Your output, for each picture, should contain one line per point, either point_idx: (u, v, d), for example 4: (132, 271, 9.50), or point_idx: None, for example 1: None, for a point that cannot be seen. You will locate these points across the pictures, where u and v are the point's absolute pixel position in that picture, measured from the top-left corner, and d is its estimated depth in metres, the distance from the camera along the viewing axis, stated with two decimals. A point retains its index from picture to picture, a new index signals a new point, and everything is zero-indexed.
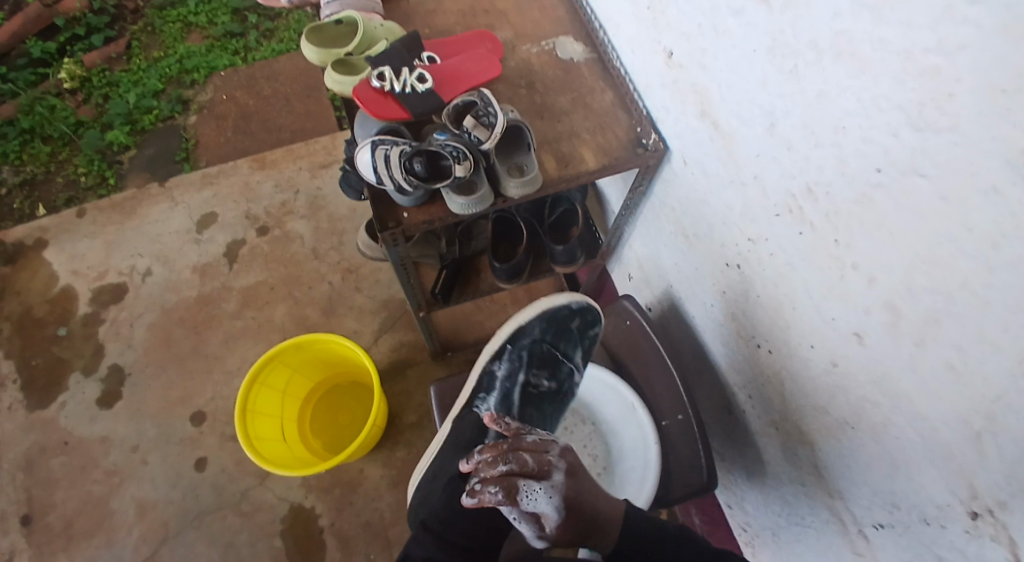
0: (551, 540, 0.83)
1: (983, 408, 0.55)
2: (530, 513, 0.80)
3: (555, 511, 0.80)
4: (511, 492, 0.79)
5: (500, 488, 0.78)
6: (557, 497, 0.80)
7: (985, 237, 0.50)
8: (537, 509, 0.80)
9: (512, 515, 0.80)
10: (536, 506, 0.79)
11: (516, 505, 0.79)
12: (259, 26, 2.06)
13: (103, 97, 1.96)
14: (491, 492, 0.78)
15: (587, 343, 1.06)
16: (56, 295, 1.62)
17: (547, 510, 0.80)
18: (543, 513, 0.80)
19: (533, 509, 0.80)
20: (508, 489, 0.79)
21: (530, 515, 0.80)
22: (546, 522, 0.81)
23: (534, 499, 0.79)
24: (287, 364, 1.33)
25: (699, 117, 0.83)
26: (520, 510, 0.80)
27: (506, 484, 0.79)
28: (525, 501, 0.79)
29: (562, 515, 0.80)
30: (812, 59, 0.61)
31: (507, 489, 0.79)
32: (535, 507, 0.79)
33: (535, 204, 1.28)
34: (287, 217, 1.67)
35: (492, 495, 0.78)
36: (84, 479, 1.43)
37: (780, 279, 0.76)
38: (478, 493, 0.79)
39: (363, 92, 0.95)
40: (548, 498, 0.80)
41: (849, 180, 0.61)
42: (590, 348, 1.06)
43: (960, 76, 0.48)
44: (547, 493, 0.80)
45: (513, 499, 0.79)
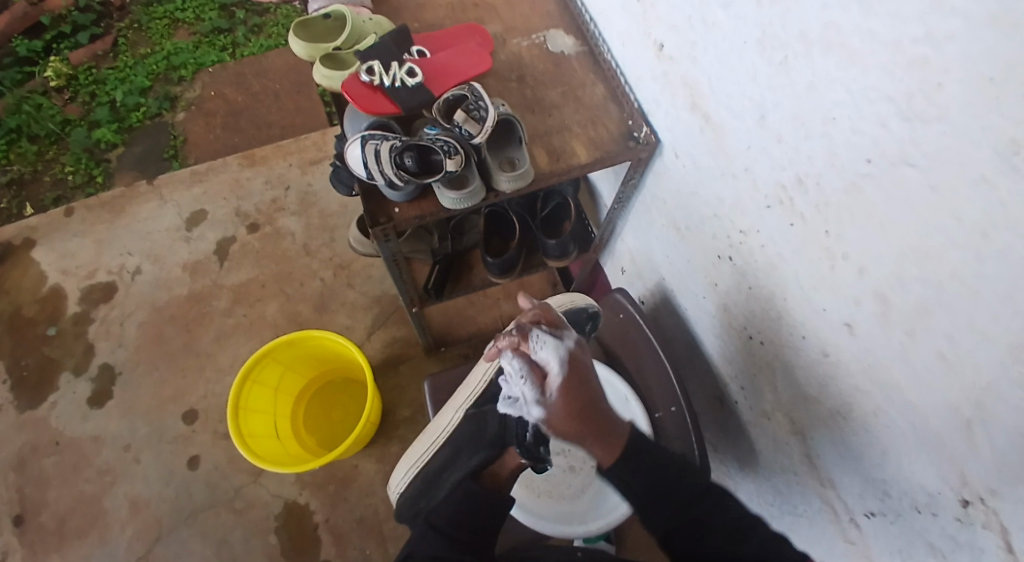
0: (548, 406, 0.76)
1: (974, 396, 0.55)
2: (535, 362, 0.77)
3: (560, 364, 0.76)
4: (525, 333, 0.79)
5: (516, 331, 0.79)
6: (565, 351, 0.77)
7: (975, 227, 0.50)
8: (543, 359, 0.76)
9: (515, 361, 0.77)
10: (542, 353, 0.77)
11: (527, 348, 0.78)
12: (247, 21, 2.04)
13: (90, 95, 1.94)
14: (508, 335, 0.80)
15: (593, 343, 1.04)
16: (46, 294, 1.60)
17: (551, 362, 0.76)
18: (547, 365, 0.76)
19: (540, 356, 0.77)
20: (524, 330, 0.79)
21: (536, 362, 0.77)
22: (548, 380, 0.76)
23: (542, 346, 0.77)
24: (280, 361, 1.33)
25: (690, 110, 0.83)
26: (527, 356, 0.77)
27: (522, 328, 0.79)
28: (536, 346, 0.77)
29: (566, 373, 0.76)
30: (802, 51, 0.61)
31: (522, 329, 0.79)
32: (542, 357, 0.77)
33: (527, 198, 1.28)
34: (278, 214, 1.66)
35: (508, 338, 0.79)
36: (76, 478, 1.42)
37: (772, 270, 0.76)
38: (495, 338, 0.81)
39: (352, 87, 0.95)
40: (556, 349, 0.77)
41: (839, 171, 0.61)
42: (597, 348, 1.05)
43: (949, 67, 0.48)
44: (558, 346, 0.77)
45: (526, 340, 0.78)
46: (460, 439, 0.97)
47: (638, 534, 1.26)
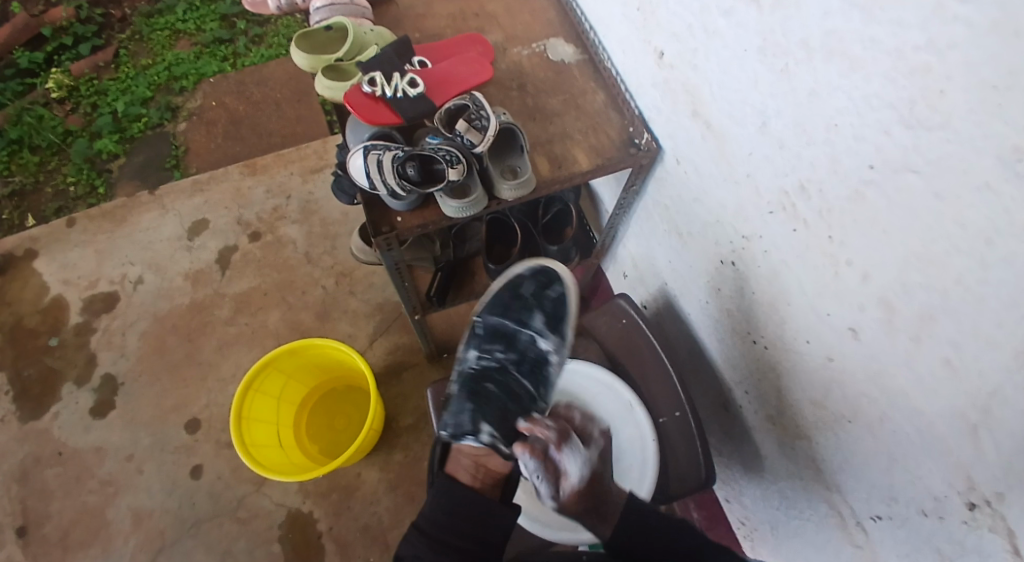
0: (561, 503, 0.85)
1: (980, 402, 0.55)
2: (558, 466, 0.85)
3: (579, 474, 0.85)
4: (563, 434, 0.87)
5: (553, 430, 0.87)
6: (582, 462, 0.86)
7: (978, 233, 0.50)
8: (566, 468, 0.85)
9: (539, 465, 0.85)
10: (567, 464, 0.85)
11: (557, 450, 0.86)
12: (247, 31, 2.05)
13: (91, 105, 1.95)
14: (544, 426, 0.88)
15: (548, 305, 1.06)
16: (48, 305, 1.60)
17: (571, 470, 0.85)
18: (567, 472, 0.85)
19: (562, 467, 0.85)
20: (561, 432, 0.87)
21: (557, 470, 0.85)
22: (565, 483, 0.84)
23: (570, 457, 0.85)
24: (282, 370, 1.33)
25: (692, 117, 0.83)
26: (552, 461, 0.85)
27: (561, 428, 0.88)
28: (564, 456, 0.85)
29: (581, 483, 0.84)
30: (803, 58, 0.62)
31: (560, 430, 0.88)
32: (565, 464, 0.85)
33: (528, 205, 1.27)
34: (279, 222, 1.67)
35: (542, 429, 0.87)
36: (79, 489, 1.42)
37: (775, 276, 0.76)
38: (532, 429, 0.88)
39: (355, 98, 0.95)
40: (576, 460, 0.85)
41: (842, 178, 0.61)
42: (552, 309, 1.05)
43: (951, 74, 0.49)
44: (576, 456, 0.86)
45: (558, 444, 0.86)
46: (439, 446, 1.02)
47: None
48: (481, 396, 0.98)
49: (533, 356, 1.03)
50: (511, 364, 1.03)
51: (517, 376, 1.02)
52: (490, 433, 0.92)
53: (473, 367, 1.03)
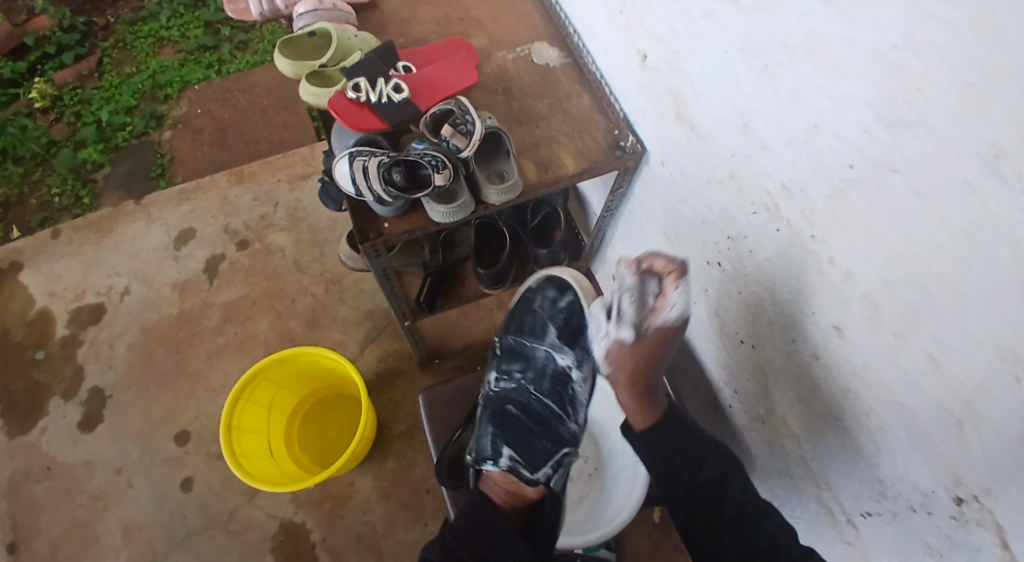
0: (638, 335, 0.85)
1: (964, 397, 0.55)
2: (659, 293, 0.84)
3: (675, 314, 0.83)
4: (677, 271, 0.83)
5: (669, 271, 0.83)
6: (680, 302, 0.82)
7: (958, 230, 0.51)
8: (669, 296, 0.83)
9: (639, 281, 0.86)
10: (671, 296, 0.82)
11: (671, 283, 0.83)
12: (232, 38, 2.04)
13: (75, 115, 1.94)
14: (661, 261, 0.85)
15: (561, 315, 1.05)
16: (34, 318, 1.59)
17: (669, 305, 0.83)
18: (667, 304, 0.83)
19: (659, 301, 0.84)
20: (682, 269, 0.83)
21: (658, 294, 0.84)
22: (660, 307, 0.83)
23: (673, 294, 0.82)
24: (272, 379, 1.32)
25: (676, 119, 0.83)
26: (655, 293, 0.84)
27: (680, 263, 0.83)
28: (671, 292, 0.83)
29: (676, 322, 0.83)
30: (783, 59, 0.62)
31: (677, 268, 0.83)
32: (669, 298, 0.82)
33: (517, 209, 1.29)
34: (267, 230, 1.66)
35: (658, 263, 0.85)
36: (68, 504, 1.40)
37: (761, 276, 0.77)
38: (648, 260, 0.86)
39: (339, 104, 0.95)
40: (680, 299, 0.82)
41: (824, 178, 0.62)
42: (563, 318, 1.05)
43: (928, 72, 0.49)
44: (682, 295, 0.82)
45: (670, 282, 0.83)
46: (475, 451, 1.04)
47: None
48: (503, 418, 0.99)
49: (552, 372, 1.04)
50: (530, 383, 1.04)
51: (538, 394, 1.03)
52: (510, 458, 0.92)
53: (494, 390, 1.03)
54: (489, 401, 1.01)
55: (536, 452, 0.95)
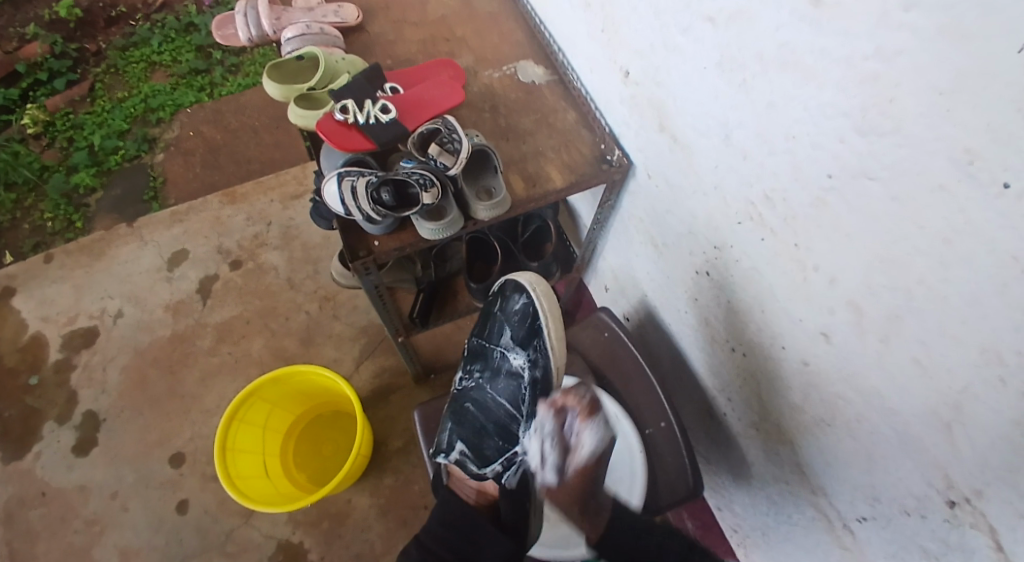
0: (562, 478, 0.86)
1: (951, 398, 0.56)
2: (575, 434, 0.86)
3: (591, 451, 0.85)
4: (591, 406, 0.87)
5: (584, 401, 0.87)
6: (596, 443, 0.86)
7: (936, 234, 0.51)
8: (580, 438, 0.86)
9: (557, 433, 0.87)
10: (584, 437, 0.86)
11: (583, 420, 0.86)
12: (223, 60, 2.05)
13: (67, 140, 1.94)
14: (576, 396, 0.88)
15: (513, 315, 1.01)
16: (27, 343, 1.58)
17: (583, 446, 0.86)
18: (580, 443, 0.86)
19: (574, 439, 0.86)
20: (592, 402, 0.88)
21: (573, 441, 0.86)
22: (575, 456, 0.86)
23: (585, 434, 0.86)
24: (266, 399, 1.32)
25: (659, 131, 0.84)
26: (569, 431, 0.87)
27: (592, 398, 0.88)
28: (586, 430, 0.86)
29: (592, 461, 0.86)
30: (759, 72, 0.63)
31: (589, 402, 0.87)
32: (584, 437, 0.86)
33: (507, 223, 1.28)
34: (260, 249, 1.66)
35: (574, 400, 0.88)
36: (63, 530, 1.39)
37: (748, 283, 0.78)
38: (561, 398, 0.89)
39: (326, 126, 0.96)
40: (592, 439, 0.86)
41: (804, 186, 0.63)
42: (516, 318, 1.00)
43: (900, 81, 0.50)
44: (594, 435, 0.86)
45: (586, 415, 0.87)
46: None
47: None
48: (461, 415, 1.02)
49: (507, 370, 1.02)
50: (489, 382, 1.04)
51: (495, 393, 1.03)
52: (460, 453, 0.97)
53: (459, 389, 1.06)
54: (452, 402, 1.06)
55: (487, 447, 0.99)
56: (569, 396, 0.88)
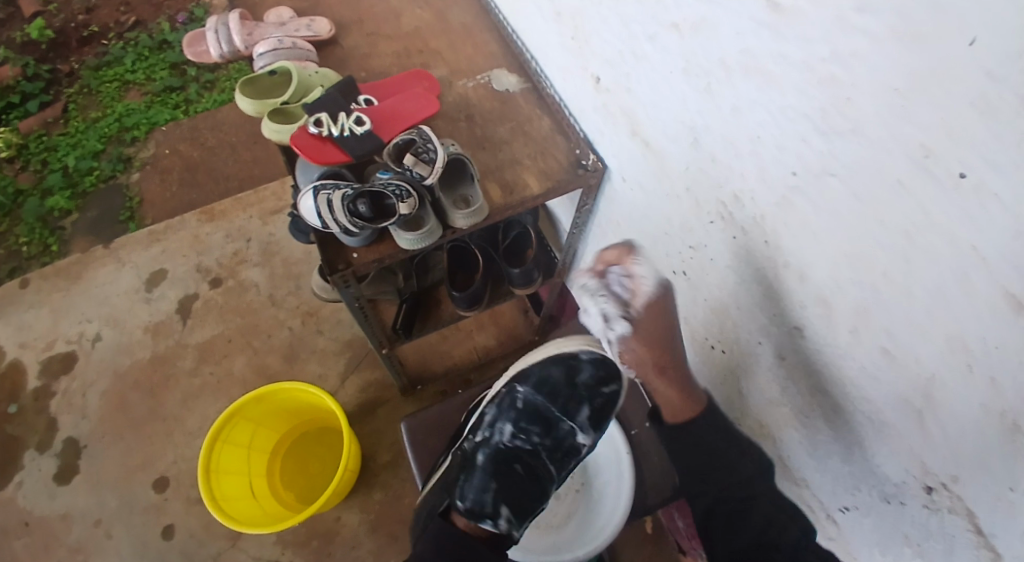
0: (638, 329, 0.83)
1: (921, 388, 0.57)
2: (625, 277, 0.82)
3: (650, 289, 0.81)
4: (628, 254, 0.83)
5: (620, 251, 0.83)
6: (656, 280, 0.81)
7: (896, 228, 0.53)
8: (636, 276, 0.81)
9: (611, 290, 0.83)
10: (637, 273, 0.81)
11: (624, 265, 0.82)
12: (198, 77, 2.04)
13: (42, 162, 1.92)
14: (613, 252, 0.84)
15: (597, 398, 0.98)
16: (4, 370, 1.56)
17: (638, 285, 0.81)
18: (637, 283, 0.81)
19: (631, 281, 0.82)
20: (629, 252, 0.83)
21: (625, 286, 0.82)
22: (633, 303, 0.82)
23: (637, 270, 0.81)
24: (251, 418, 1.31)
25: (631, 136, 0.86)
26: (619, 277, 0.82)
27: (628, 246, 0.83)
28: (638, 265, 0.82)
29: (652, 296, 0.81)
30: (723, 76, 0.64)
31: (624, 249, 0.83)
32: (637, 272, 0.81)
33: (488, 231, 1.29)
34: (240, 266, 1.65)
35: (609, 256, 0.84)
36: (46, 560, 1.36)
37: (723, 283, 0.79)
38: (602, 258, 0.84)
39: (300, 139, 0.96)
40: (649, 276, 0.81)
41: (771, 186, 0.64)
42: (601, 404, 0.98)
43: (856, 83, 0.51)
44: (651, 275, 0.81)
45: (624, 263, 0.82)
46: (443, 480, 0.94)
47: (630, 555, 1.25)
48: (507, 476, 0.93)
49: (569, 446, 0.98)
50: (544, 450, 0.97)
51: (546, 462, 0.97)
52: (509, 519, 0.89)
53: (506, 445, 0.96)
54: (489, 455, 0.94)
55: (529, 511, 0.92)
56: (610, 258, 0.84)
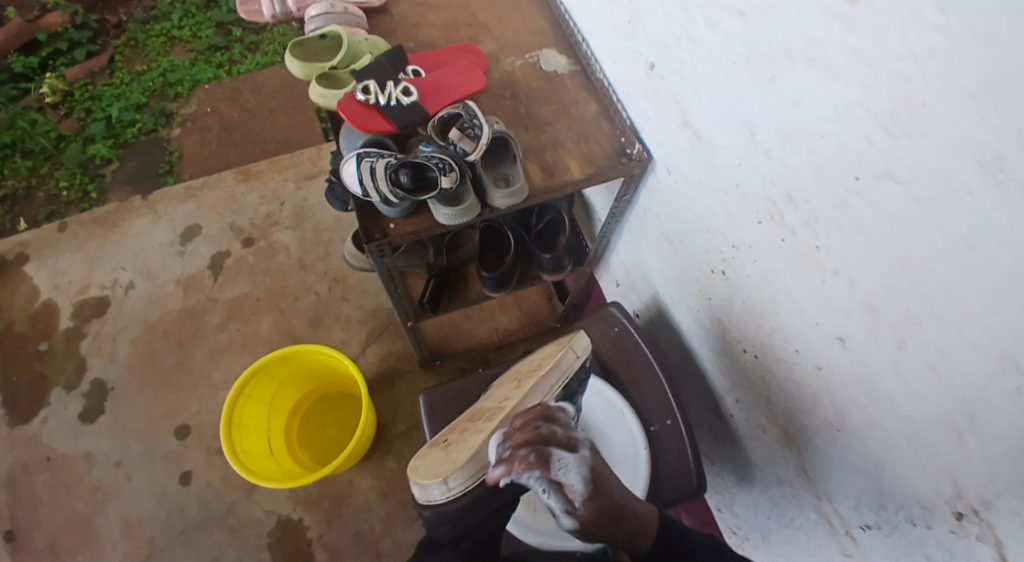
0: (578, 515, 0.77)
1: (965, 406, 0.56)
2: (557, 478, 0.75)
3: (581, 483, 0.76)
4: (543, 459, 0.76)
5: (532, 451, 0.76)
6: (585, 467, 0.76)
7: (961, 239, 0.51)
8: (564, 478, 0.75)
9: (542, 482, 0.76)
10: (564, 477, 0.75)
11: (545, 473, 0.75)
12: (242, 38, 2.05)
13: (85, 110, 1.95)
14: (522, 457, 0.76)
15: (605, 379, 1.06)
16: (38, 310, 1.60)
17: (573, 482, 0.76)
18: (568, 483, 0.76)
19: (561, 477, 0.75)
20: (541, 455, 0.76)
21: (557, 481, 0.76)
22: (571, 494, 0.76)
23: (564, 470, 0.75)
24: (274, 376, 1.33)
25: (680, 126, 0.84)
26: (548, 480, 0.76)
27: (540, 449, 0.76)
28: (560, 462, 0.76)
29: (586, 486, 0.76)
30: (788, 69, 0.63)
31: (538, 454, 0.76)
32: (563, 474, 0.75)
33: (522, 214, 1.28)
34: (273, 228, 1.67)
35: (524, 460, 0.76)
36: (67, 496, 1.40)
37: (764, 284, 0.77)
38: (508, 459, 0.77)
39: (347, 106, 0.95)
40: (577, 468, 0.76)
41: (827, 186, 0.62)
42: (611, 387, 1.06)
43: (932, 84, 0.50)
44: (577, 463, 0.76)
45: (544, 468, 0.75)
46: None
47: None
48: None
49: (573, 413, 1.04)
50: None
51: None
52: None
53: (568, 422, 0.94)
54: None
55: None
56: (515, 458, 0.76)
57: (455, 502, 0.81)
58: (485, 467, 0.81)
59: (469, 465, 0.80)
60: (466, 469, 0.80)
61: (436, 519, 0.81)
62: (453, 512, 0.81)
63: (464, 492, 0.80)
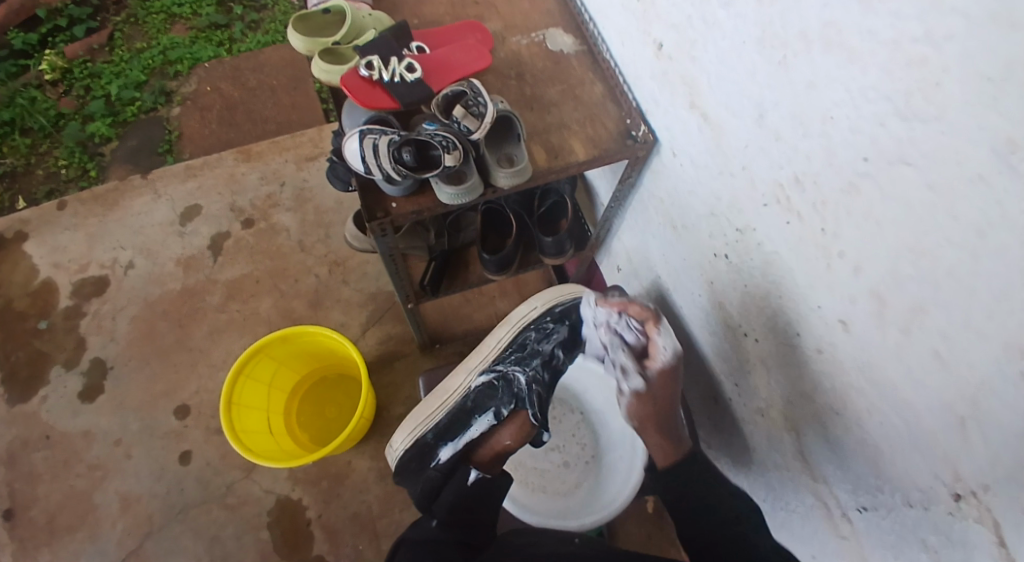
0: (641, 385, 0.92)
1: (967, 393, 0.56)
2: (646, 349, 0.90)
3: (668, 360, 0.89)
4: (648, 326, 0.89)
5: (641, 315, 0.90)
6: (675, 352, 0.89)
7: (970, 225, 0.51)
8: (656, 351, 0.89)
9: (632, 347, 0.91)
10: (659, 348, 0.89)
11: (646, 336, 0.89)
12: (244, 17, 2.03)
13: (84, 88, 1.93)
14: (632, 316, 0.90)
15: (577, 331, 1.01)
16: (37, 288, 1.59)
17: (660, 359, 0.89)
18: (655, 356, 0.89)
19: (654, 351, 0.89)
20: (648, 321, 0.89)
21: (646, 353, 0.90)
22: (649, 367, 0.90)
23: (662, 344, 0.89)
24: (274, 357, 1.33)
25: (689, 108, 0.83)
26: (641, 346, 0.90)
27: (650, 317, 0.89)
28: (658, 338, 0.89)
29: (665, 369, 0.89)
30: (801, 49, 0.62)
31: (647, 319, 0.89)
32: (658, 346, 0.89)
33: (525, 196, 1.27)
34: (273, 209, 1.66)
35: (630, 319, 0.90)
36: (67, 473, 1.41)
37: (767, 269, 0.77)
38: (618, 310, 0.91)
39: (351, 82, 0.95)
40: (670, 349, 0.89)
41: (836, 169, 0.62)
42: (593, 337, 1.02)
43: (948, 65, 0.49)
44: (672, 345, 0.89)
45: (647, 331, 0.89)
46: (461, 406, 0.98)
47: (630, 533, 1.28)
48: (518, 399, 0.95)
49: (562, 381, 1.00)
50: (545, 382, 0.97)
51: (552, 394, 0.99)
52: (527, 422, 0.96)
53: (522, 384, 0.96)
54: (525, 388, 0.96)
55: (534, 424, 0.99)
56: (626, 310, 0.91)
57: (403, 456, 0.99)
58: (424, 422, 0.99)
59: (411, 423, 1.00)
60: (407, 427, 1.01)
61: (402, 479, 1.00)
62: (407, 466, 0.99)
63: (405, 447, 0.99)
